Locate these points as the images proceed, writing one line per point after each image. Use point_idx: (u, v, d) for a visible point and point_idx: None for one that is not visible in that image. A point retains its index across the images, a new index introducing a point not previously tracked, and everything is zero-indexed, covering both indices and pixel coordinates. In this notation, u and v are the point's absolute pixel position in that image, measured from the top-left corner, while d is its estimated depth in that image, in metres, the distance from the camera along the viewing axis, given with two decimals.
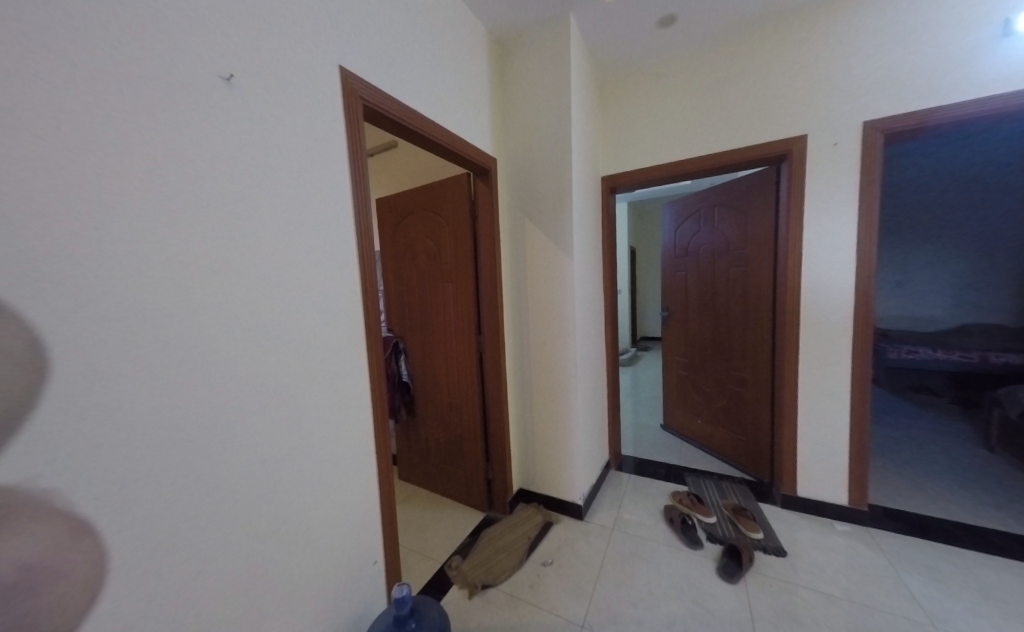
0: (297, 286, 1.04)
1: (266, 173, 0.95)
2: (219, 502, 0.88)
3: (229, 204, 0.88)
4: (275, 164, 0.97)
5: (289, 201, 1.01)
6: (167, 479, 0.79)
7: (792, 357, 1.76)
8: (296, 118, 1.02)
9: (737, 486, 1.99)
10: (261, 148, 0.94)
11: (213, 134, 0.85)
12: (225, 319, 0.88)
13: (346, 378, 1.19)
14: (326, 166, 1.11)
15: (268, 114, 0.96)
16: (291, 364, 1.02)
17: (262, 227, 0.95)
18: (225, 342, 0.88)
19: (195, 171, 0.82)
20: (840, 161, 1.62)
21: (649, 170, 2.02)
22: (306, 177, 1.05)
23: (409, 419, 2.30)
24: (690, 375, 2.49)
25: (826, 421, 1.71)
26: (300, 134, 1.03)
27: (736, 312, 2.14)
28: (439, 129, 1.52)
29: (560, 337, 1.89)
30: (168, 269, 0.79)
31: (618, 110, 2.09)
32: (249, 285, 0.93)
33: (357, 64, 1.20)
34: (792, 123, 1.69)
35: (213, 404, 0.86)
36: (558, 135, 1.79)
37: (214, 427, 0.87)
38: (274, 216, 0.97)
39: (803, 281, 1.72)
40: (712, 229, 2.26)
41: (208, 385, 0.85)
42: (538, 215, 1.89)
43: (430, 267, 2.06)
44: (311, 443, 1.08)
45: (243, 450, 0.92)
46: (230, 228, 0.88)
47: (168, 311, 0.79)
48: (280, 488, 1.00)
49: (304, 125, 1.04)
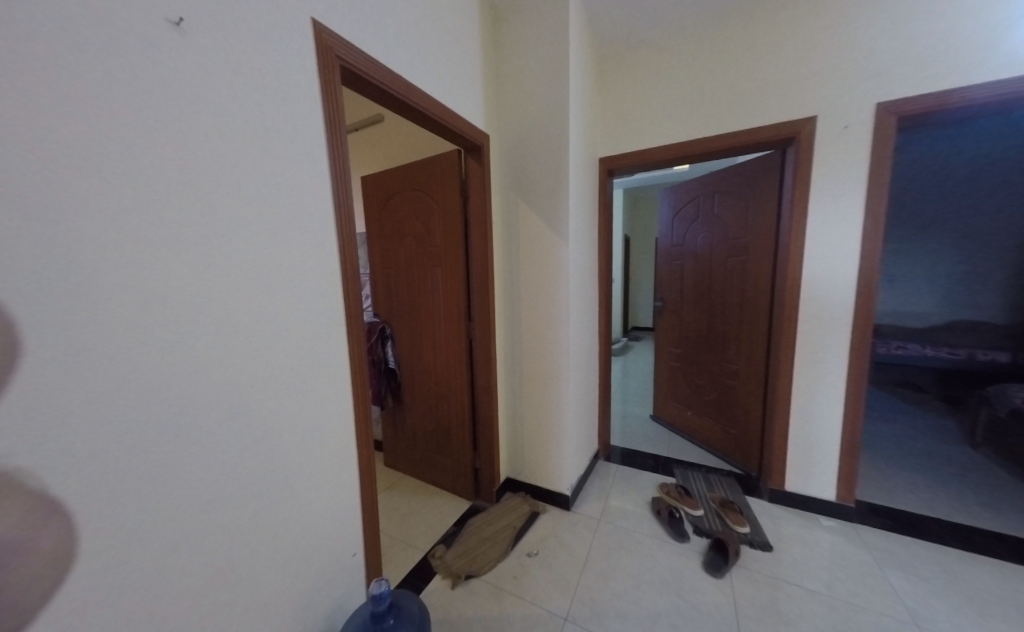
0: (266, 266, 0.95)
1: (226, 137, 0.85)
2: (182, 501, 0.81)
3: (183, 171, 0.78)
4: (237, 128, 0.87)
5: (255, 171, 0.91)
6: (116, 477, 0.72)
7: (788, 350, 1.72)
8: (261, 77, 0.91)
9: (726, 479, 1.98)
10: (220, 110, 0.84)
11: (159, 89, 0.75)
12: (181, 302, 0.79)
13: (324, 366, 1.12)
14: (296, 131, 1.01)
15: (227, 70, 0.85)
16: (262, 351, 0.95)
17: (223, 199, 0.85)
18: (182, 327, 0.80)
19: (137, 131, 0.72)
20: (849, 147, 1.54)
21: (649, 152, 1.93)
22: (274, 145, 0.95)
23: (395, 405, 2.25)
24: (682, 366, 2.46)
25: (818, 416, 1.69)
26: (265, 95, 0.93)
27: (732, 304, 2.09)
28: (426, 99, 1.41)
29: (552, 326, 1.83)
30: (116, 243, 0.71)
31: (618, 87, 1.98)
32: (210, 265, 0.83)
33: (334, 21, 1.09)
34: (801, 105, 1.60)
35: (169, 395, 0.78)
36: (555, 111, 1.69)
37: (172, 421, 0.79)
38: (237, 187, 0.88)
39: (804, 274, 1.67)
40: (711, 217, 2.18)
41: (163, 374, 0.77)
42: (532, 197, 1.80)
43: (418, 250, 1.97)
44: (287, 434, 1.02)
45: (207, 445, 0.85)
46: (184, 199, 0.79)
47: (115, 289, 0.71)
48: (253, 482, 0.94)
49: (272, 85, 0.94)
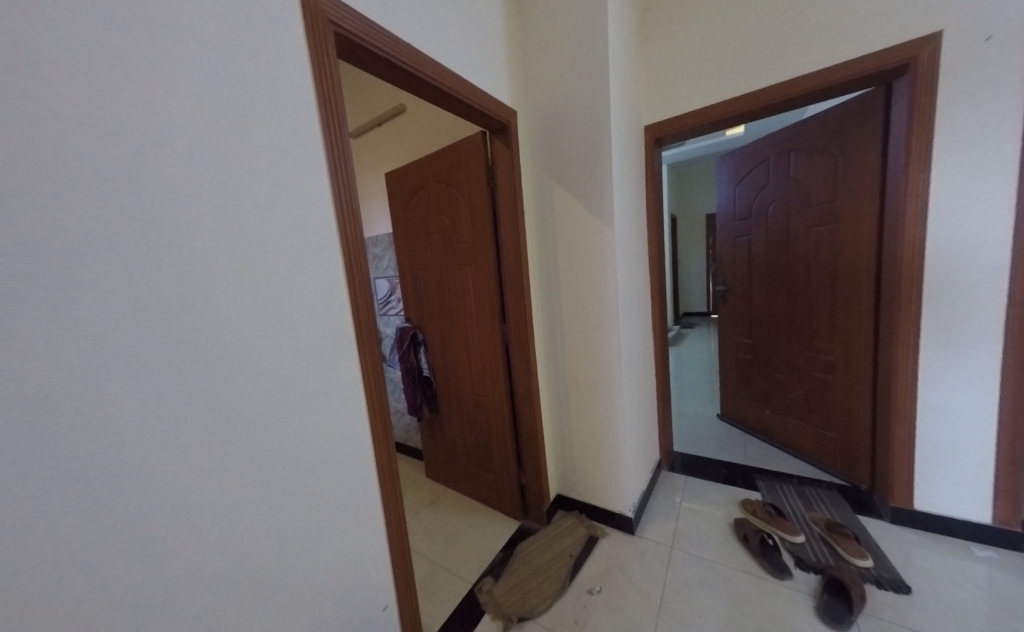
0: (279, 286, 0.75)
1: (206, 111, 0.64)
2: (171, 579, 0.62)
3: (145, 155, 0.58)
4: (217, 97, 0.66)
5: (246, 155, 0.70)
6: (80, 560, 0.54)
7: (909, 335, 1.35)
8: (246, 30, 0.69)
9: (826, 493, 1.63)
10: (192, 73, 0.63)
11: (100, 44, 0.54)
12: (153, 327, 0.60)
13: (343, 398, 0.88)
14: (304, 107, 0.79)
15: (199, 20, 0.64)
16: (279, 388, 0.76)
17: (204, 192, 0.64)
18: (158, 361, 0.60)
19: (74, 101, 0.52)
20: (996, 60, 1.15)
21: (707, 109, 1.61)
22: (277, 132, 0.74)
23: (433, 416, 2.10)
24: (754, 359, 2.11)
25: (962, 418, 1.30)
26: (254, 54, 0.70)
27: (821, 282, 1.72)
28: (444, 71, 1.18)
29: (600, 324, 1.58)
30: (67, 275, 0.52)
31: (665, 38, 1.68)
32: (189, 277, 0.63)
33: None
34: (919, 16, 1.23)
35: (146, 449, 0.59)
36: (593, 70, 1.42)
37: (151, 480, 0.60)
38: (223, 175, 0.67)
39: (929, 236, 1.30)
40: (784, 179, 1.82)
41: (136, 423, 0.58)
42: (568, 175, 1.55)
43: (444, 248, 1.80)
44: (320, 481, 0.84)
45: (203, 505, 0.66)
46: (160, 201, 0.60)
47: (71, 336, 0.53)
48: (278, 545, 0.77)
49: (261, 41, 0.71)
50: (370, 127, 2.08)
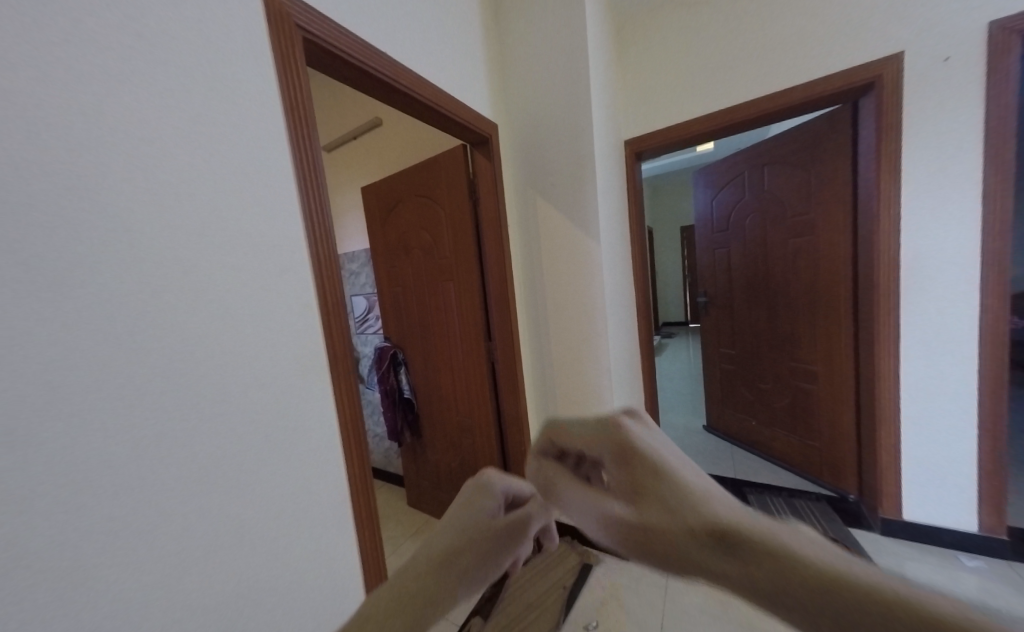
0: (241, 319, 0.67)
1: (148, 114, 0.56)
2: None
3: (76, 167, 0.50)
4: (165, 99, 0.58)
5: (197, 165, 0.61)
6: None
7: (888, 346, 1.38)
8: (199, 27, 0.62)
9: (816, 505, 1.62)
10: (133, 71, 0.55)
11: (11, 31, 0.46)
12: (78, 370, 0.49)
13: (317, 436, 0.79)
14: (267, 117, 0.72)
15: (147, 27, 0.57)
16: (244, 436, 0.66)
17: (146, 207, 0.56)
18: (87, 411, 0.50)
19: None
20: (954, 84, 1.21)
21: (685, 126, 1.64)
22: (237, 148, 0.67)
23: (415, 440, 2.00)
24: (738, 369, 2.12)
25: (944, 428, 1.32)
26: (208, 52, 0.63)
27: (799, 293, 1.75)
28: (424, 83, 1.13)
29: (587, 341, 1.54)
30: None
31: (643, 57, 1.70)
32: (125, 307, 0.54)
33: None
34: (882, 41, 1.29)
35: (66, 522, 0.48)
36: (575, 86, 1.41)
37: (77, 560, 0.49)
38: (170, 187, 0.58)
39: (901, 248, 1.33)
40: (760, 193, 1.86)
41: (66, 490, 0.48)
42: (551, 190, 1.52)
43: (425, 264, 1.73)
44: (296, 541, 0.74)
45: (147, 584, 0.54)
46: (96, 231, 0.51)
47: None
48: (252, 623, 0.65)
49: (219, 40, 0.65)
50: (346, 140, 2.00)
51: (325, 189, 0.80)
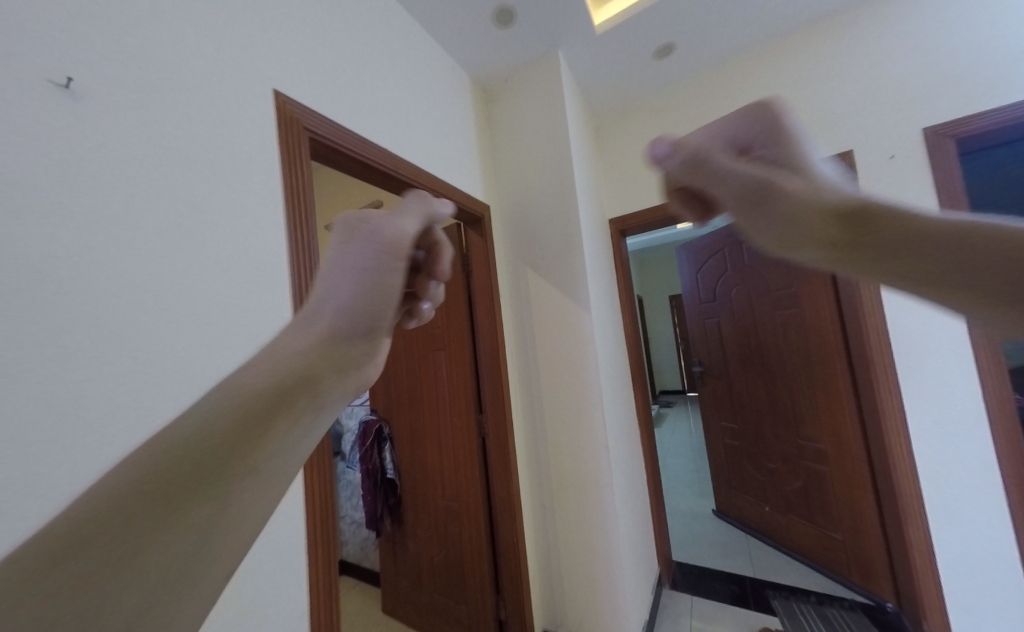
0: None
1: (148, 194, 0.59)
2: None
3: (80, 254, 0.52)
4: (178, 193, 0.63)
5: (200, 252, 0.65)
6: None
7: (893, 425, 1.32)
8: (213, 128, 0.69)
9: (852, 615, 1.41)
10: (147, 172, 0.59)
11: (35, 123, 0.50)
12: (33, 457, 0.46)
13: (282, 532, 0.71)
14: (269, 207, 0.77)
15: (163, 132, 0.62)
16: None
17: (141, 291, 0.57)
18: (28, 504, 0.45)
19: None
20: (904, 176, 1.33)
21: (662, 207, 1.77)
22: (231, 235, 0.70)
23: (394, 529, 1.81)
24: (742, 445, 2.01)
25: (974, 521, 1.21)
26: (216, 146, 0.69)
27: (794, 364, 1.73)
28: (420, 170, 1.22)
29: (583, 416, 1.47)
30: None
31: (618, 150, 1.92)
32: (80, 390, 0.50)
33: (326, 93, 0.94)
34: (831, 140, 1.45)
35: None
36: (560, 174, 1.53)
37: None
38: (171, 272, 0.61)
39: (887, 324, 1.34)
40: (741, 267, 1.94)
41: None
42: (540, 264, 1.59)
43: (416, 332, 1.73)
44: None
45: None
46: (85, 316, 0.51)
47: None
48: None
49: (230, 137, 0.71)
50: None
51: (317, 268, 0.83)
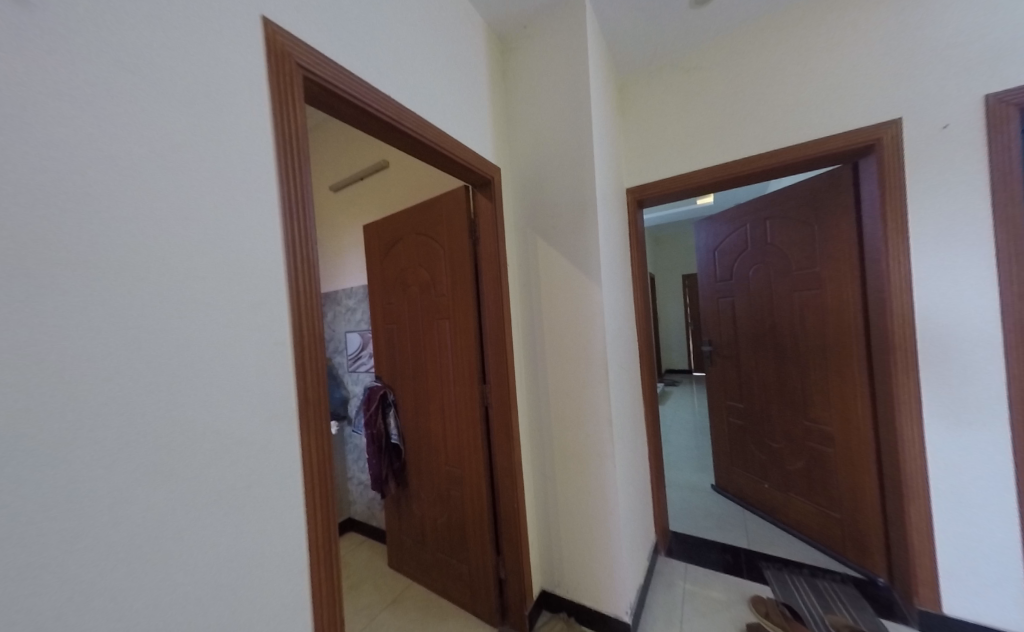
0: (203, 361, 0.61)
1: (118, 136, 0.53)
2: None
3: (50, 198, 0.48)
4: (157, 134, 0.57)
5: (185, 202, 0.60)
6: None
7: (908, 410, 1.29)
8: (196, 63, 0.62)
9: (844, 587, 1.45)
10: (121, 108, 0.54)
11: None
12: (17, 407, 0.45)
13: (283, 497, 0.70)
14: (262, 158, 0.70)
15: (139, 63, 0.56)
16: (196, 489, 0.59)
17: (119, 241, 0.53)
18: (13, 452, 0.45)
19: None
20: (955, 148, 1.22)
21: (684, 177, 1.67)
22: (219, 185, 0.64)
23: (399, 491, 1.86)
24: (746, 424, 2.01)
25: (979, 508, 1.20)
26: (199, 83, 0.62)
27: (809, 346, 1.69)
28: (427, 124, 1.13)
29: (589, 390, 1.45)
30: None
31: (641, 113, 1.78)
32: (46, 348, 0.47)
33: (325, 34, 0.85)
34: (877, 105, 1.32)
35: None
36: (577, 137, 1.43)
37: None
38: (154, 223, 0.56)
39: (915, 307, 1.27)
40: (762, 244, 1.85)
41: None
42: (552, 233, 1.51)
43: (421, 301, 1.69)
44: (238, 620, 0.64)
45: None
46: (58, 265, 0.48)
47: None
48: None
49: (215, 74, 0.64)
50: (352, 181, 2.04)
51: (312, 227, 0.77)
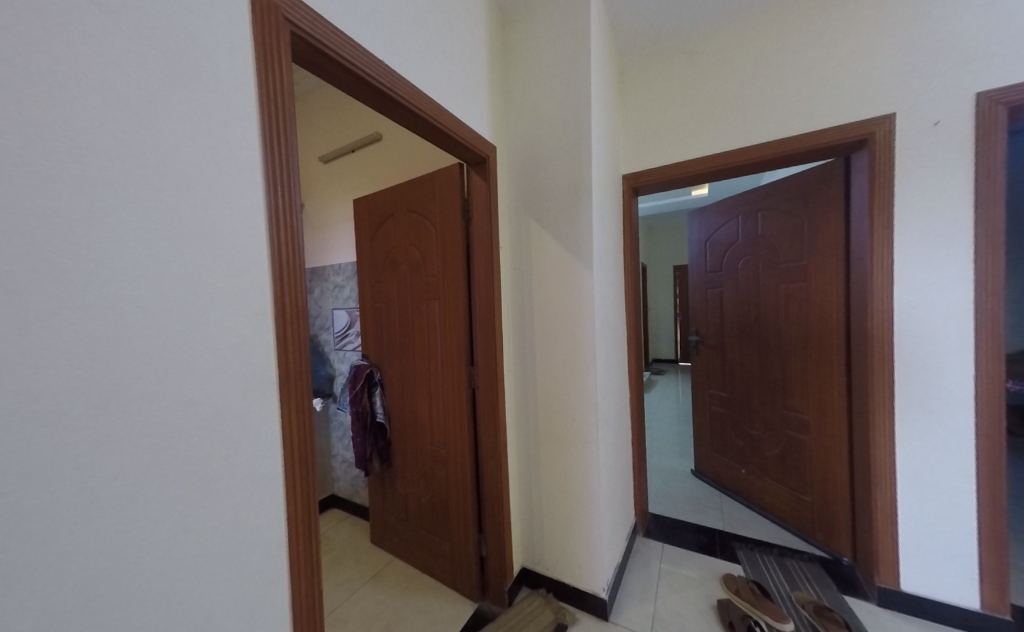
0: (180, 323, 0.59)
1: (87, 77, 0.50)
2: None
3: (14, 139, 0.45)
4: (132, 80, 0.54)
5: (162, 155, 0.57)
6: None
7: (880, 401, 1.34)
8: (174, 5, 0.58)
9: (810, 566, 1.52)
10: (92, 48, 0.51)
11: None
12: None
13: (263, 465, 0.69)
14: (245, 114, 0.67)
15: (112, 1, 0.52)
16: (172, 452, 0.58)
17: (90, 191, 0.51)
18: None
19: None
20: (943, 146, 1.24)
21: (680, 164, 1.66)
22: (198, 139, 0.61)
23: (383, 470, 1.86)
24: (727, 412, 2.06)
25: (940, 494, 1.26)
26: (177, 29, 0.59)
27: (791, 337, 1.73)
28: (421, 94, 1.09)
29: (577, 374, 1.46)
30: None
31: (641, 98, 1.76)
32: (6, 297, 0.45)
33: None
34: (873, 100, 1.33)
35: None
36: (575, 118, 1.40)
37: None
38: (129, 175, 0.54)
39: (895, 301, 1.31)
40: (752, 236, 1.87)
41: None
42: (545, 215, 1.49)
43: (411, 279, 1.66)
44: (217, 582, 0.63)
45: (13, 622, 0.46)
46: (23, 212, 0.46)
47: None
48: None
49: (196, 21, 0.60)
50: (344, 153, 1.98)
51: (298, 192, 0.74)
